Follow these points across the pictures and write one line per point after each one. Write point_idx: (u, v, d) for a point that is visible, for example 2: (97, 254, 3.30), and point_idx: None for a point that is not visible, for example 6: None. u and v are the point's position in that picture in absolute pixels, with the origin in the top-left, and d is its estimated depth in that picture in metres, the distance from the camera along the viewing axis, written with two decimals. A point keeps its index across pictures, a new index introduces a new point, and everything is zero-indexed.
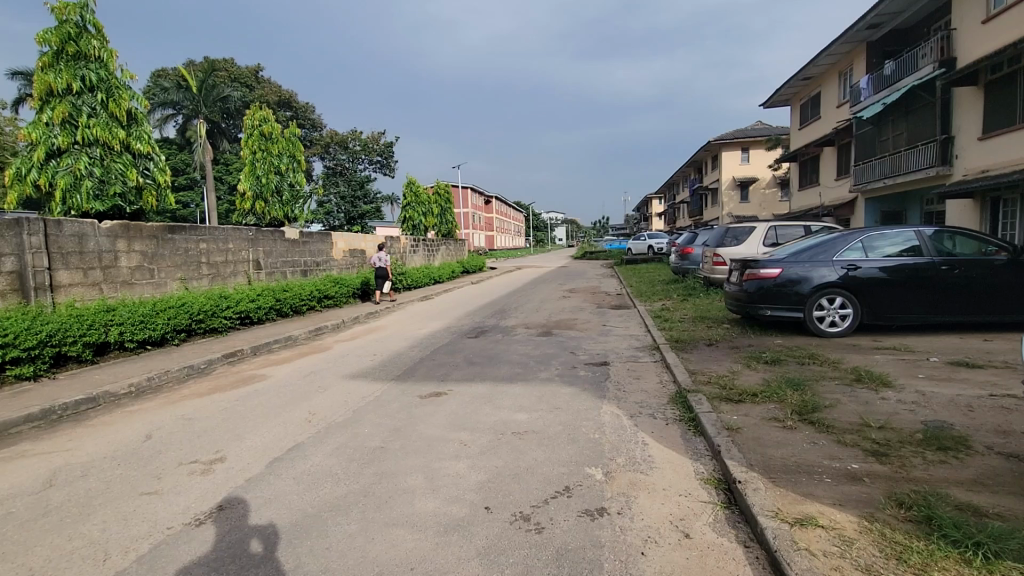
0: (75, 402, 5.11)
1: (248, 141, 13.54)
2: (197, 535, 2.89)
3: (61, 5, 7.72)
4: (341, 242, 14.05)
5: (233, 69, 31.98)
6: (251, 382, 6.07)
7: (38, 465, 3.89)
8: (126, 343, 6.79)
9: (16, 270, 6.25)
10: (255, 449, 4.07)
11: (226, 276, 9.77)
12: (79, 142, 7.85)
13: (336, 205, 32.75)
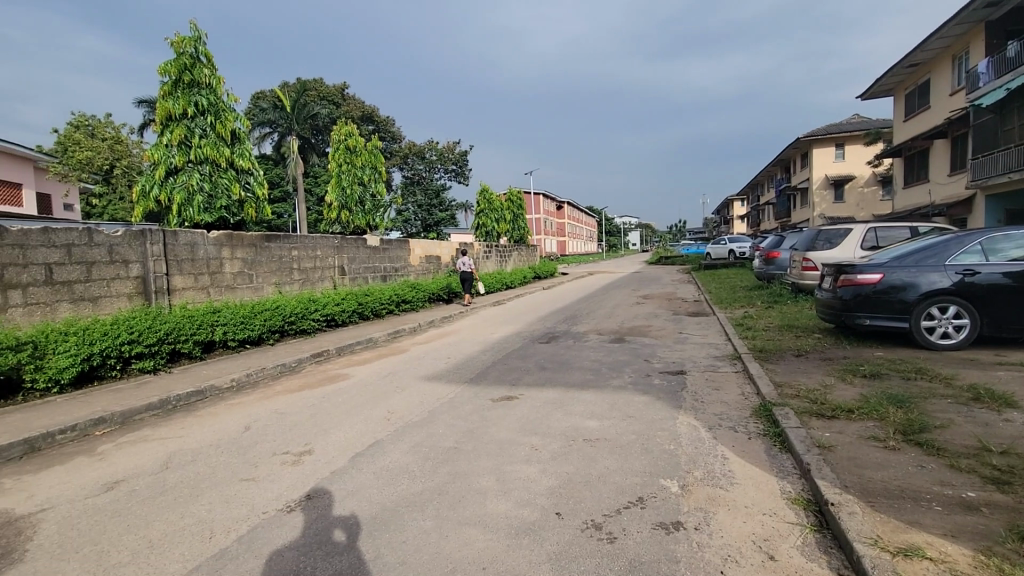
0: (186, 393, 5.71)
1: (335, 155, 14.72)
2: (287, 521, 3.12)
3: (179, 39, 8.67)
4: (418, 249, 14.65)
5: (322, 88, 34.30)
6: (336, 381, 6.47)
7: (157, 449, 4.38)
8: (229, 342, 7.47)
9: (141, 275, 7.08)
10: (340, 444, 4.33)
11: (315, 281, 10.49)
12: (192, 161, 8.79)
13: (413, 213, 34.12)
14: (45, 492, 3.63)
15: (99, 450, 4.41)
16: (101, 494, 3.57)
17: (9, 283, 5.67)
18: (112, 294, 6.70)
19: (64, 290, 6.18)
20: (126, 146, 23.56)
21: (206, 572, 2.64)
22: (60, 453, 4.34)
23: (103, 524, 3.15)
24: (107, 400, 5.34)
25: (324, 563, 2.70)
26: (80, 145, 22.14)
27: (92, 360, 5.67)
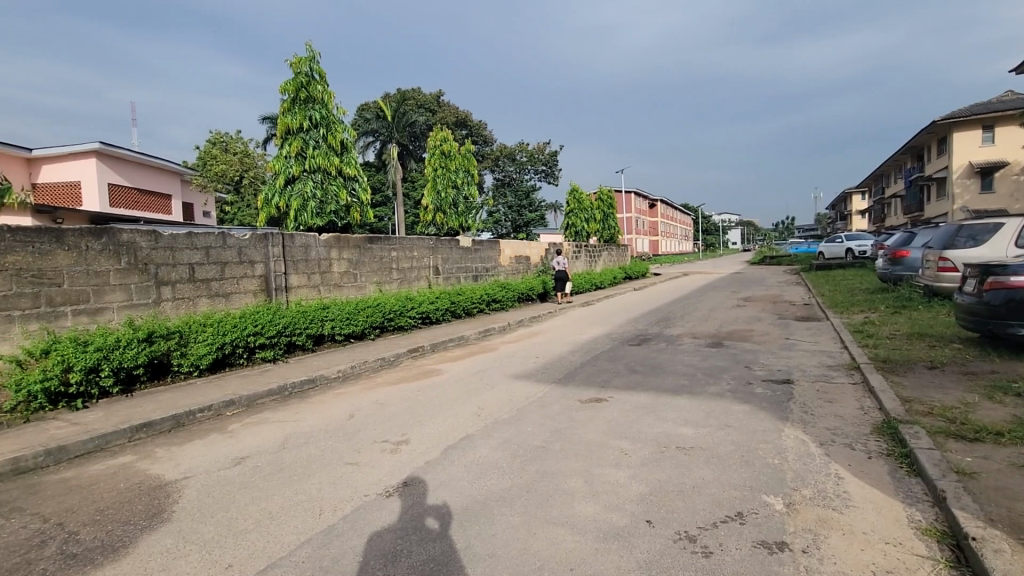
0: (300, 382, 6.28)
1: (431, 161, 15.33)
2: (386, 505, 3.32)
3: (296, 60, 9.54)
4: (508, 249, 14.92)
5: (419, 96, 36.03)
6: (430, 376, 6.77)
7: (276, 431, 4.87)
8: (336, 336, 8.11)
9: (264, 274, 7.90)
10: (434, 436, 4.53)
11: (412, 280, 11.07)
12: (307, 170, 9.65)
13: (504, 214, 34.73)
14: (188, 462, 4.18)
15: (229, 428, 4.99)
16: (231, 468, 4.04)
17: (162, 280, 6.58)
18: (241, 291, 7.54)
19: (204, 287, 7.06)
20: (251, 159, 26.66)
21: (315, 545, 2.88)
22: (200, 429, 4.96)
23: (232, 494, 3.56)
24: (236, 385, 6.02)
25: (419, 548, 2.84)
26: (217, 160, 25.35)
27: (224, 349, 6.43)
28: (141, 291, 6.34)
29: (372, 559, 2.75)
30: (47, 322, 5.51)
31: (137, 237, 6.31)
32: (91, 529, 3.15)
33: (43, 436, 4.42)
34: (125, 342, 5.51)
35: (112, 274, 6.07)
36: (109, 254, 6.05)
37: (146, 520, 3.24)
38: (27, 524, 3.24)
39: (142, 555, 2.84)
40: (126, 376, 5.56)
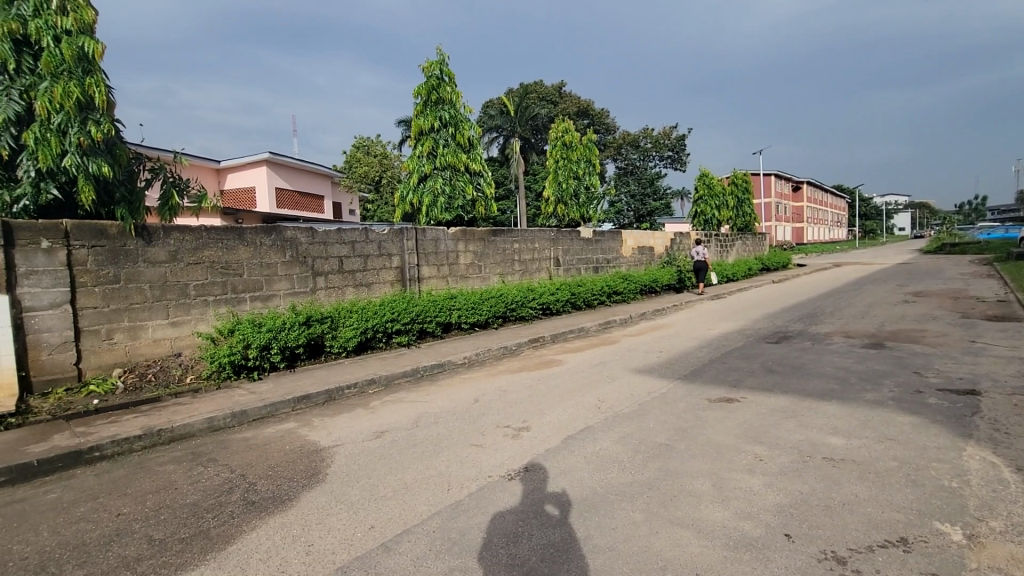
0: (431, 366, 6.75)
1: (553, 152, 15.44)
2: (508, 487, 3.45)
3: (428, 64, 10.17)
4: (630, 240, 14.45)
5: (541, 89, 36.38)
6: (550, 366, 6.86)
7: (410, 409, 5.29)
8: (463, 324, 8.56)
9: (400, 266, 8.61)
10: (554, 425, 4.58)
11: (533, 272, 11.28)
12: (437, 168, 10.26)
13: (626, 204, 33.70)
14: (338, 432, 4.72)
15: (371, 405, 5.53)
16: (373, 440, 4.48)
17: (317, 271, 7.47)
18: (380, 281, 8.30)
19: (350, 277, 7.89)
20: (389, 160, 28.69)
21: (444, 518, 3.09)
22: (348, 404, 5.58)
23: (373, 463, 3.96)
24: (377, 366, 6.65)
25: (539, 532, 2.90)
26: (360, 162, 27.67)
27: (367, 333, 7.13)
28: (302, 281, 7.28)
29: (495, 537, 2.87)
30: (232, 306, 6.56)
31: (298, 233, 7.21)
32: (265, 481, 3.71)
33: (230, 401, 5.29)
34: (289, 324, 6.37)
35: (279, 265, 7.03)
36: (276, 248, 7.00)
37: (306, 479, 3.73)
38: (219, 472, 3.91)
39: (303, 508, 3.28)
40: (290, 353, 6.43)
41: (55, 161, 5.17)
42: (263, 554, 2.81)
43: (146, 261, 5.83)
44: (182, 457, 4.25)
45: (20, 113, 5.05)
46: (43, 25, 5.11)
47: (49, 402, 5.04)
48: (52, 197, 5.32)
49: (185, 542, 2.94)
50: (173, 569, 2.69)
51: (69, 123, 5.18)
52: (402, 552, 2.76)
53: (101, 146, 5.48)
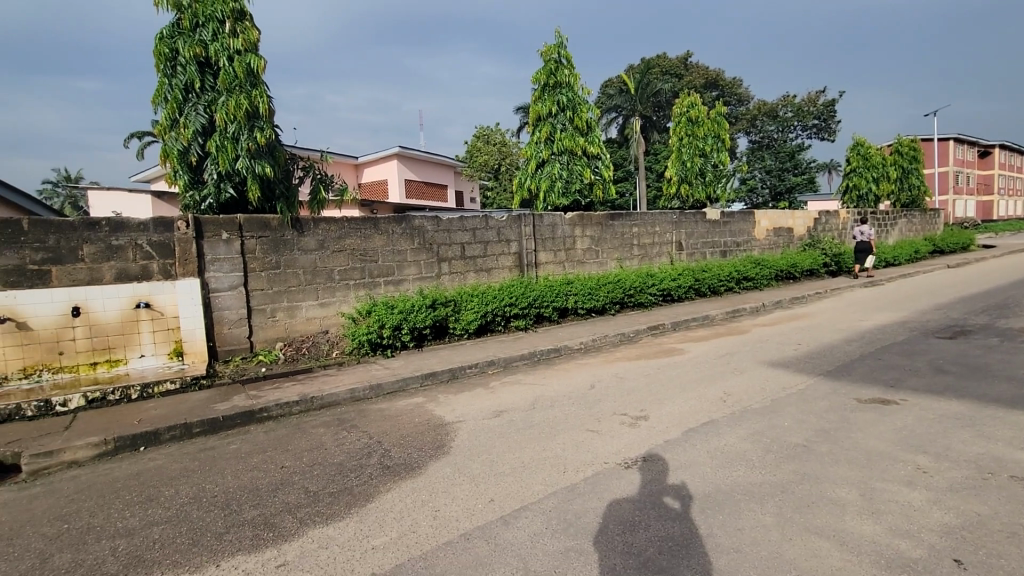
0: (547, 350, 6.83)
1: (676, 130, 14.58)
2: (625, 475, 3.39)
3: (546, 48, 10.13)
4: (764, 220, 13.19)
5: (665, 63, 34.52)
6: (671, 355, 6.56)
7: (527, 392, 5.42)
8: (579, 310, 8.53)
9: (518, 251, 8.78)
10: (675, 417, 4.38)
11: (653, 256, 10.84)
12: (555, 153, 10.24)
13: (761, 180, 30.70)
14: (460, 409, 5.01)
15: (490, 385, 5.77)
16: (492, 419, 4.67)
17: (442, 257, 7.91)
18: (499, 267, 8.55)
19: (471, 263, 8.24)
20: (508, 148, 29.14)
21: (560, 499, 3.13)
22: (469, 383, 5.88)
23: (493, 440, 4.13)
24: (496, 349, 6.89)
25: (657, 524, 2.81)
26: (480, 152, 28.30)
27: (487, 316, 7.42)
28: (428, 266, 7.77)
29: (611, 524, 2.83)
30: (369, 290, 7.22)
31: (425, 222, 7.68)
32: (398, 449, 4.06)
33: (368, 375, 5.86)
34: (418, 307, 6.85)
35: (409, 252, 7.57)
36: (406, 236, 7.53)
37: (433, 450, 4.02)
38: (359, 438, 4.36)
39: (430, 476, 3.54)
40: (418, 334, 6.92)
41: (230, 164, 6.10)
42: (396, 513, 3.08)
43: (300, 249, 6.64)
44: (330, 421, 4.81)
45: (205, 125, 6.02)
46: (219, 47, 5.99)
47: (229, 368, 6.02)
48: (229, 195, 6.28)
49: (333, 496, 3.34)
50: (323, 518, 3.07)
51: (239, 131, 6.05)
52: (520, 528, 2.85)
53: (265, 150, 6.33)
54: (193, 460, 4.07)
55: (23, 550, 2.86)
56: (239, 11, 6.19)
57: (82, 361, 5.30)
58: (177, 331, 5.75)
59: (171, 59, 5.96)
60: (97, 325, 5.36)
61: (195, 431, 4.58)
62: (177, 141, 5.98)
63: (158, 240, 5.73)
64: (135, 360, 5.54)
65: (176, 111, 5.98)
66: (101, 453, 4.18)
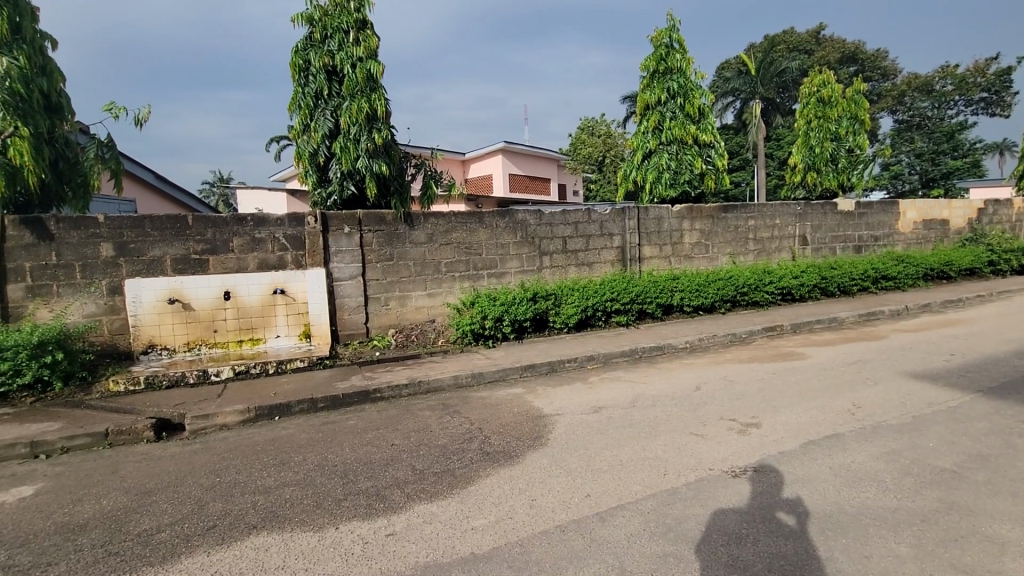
0: (650, 348, 6.61)
1: (803, 112, 12.98)
2: (732, 485, 3.17)
3: (657, 33, 9.70)
4: (910, 212, 11.55)
5: (792, 39, 31.71)
6: (790, 359, 6.01)
7: (628, 389, 5.28)
8: (686, 307, 8.12)
9: (621, 245, 8.56)
10: (792, 427, 4.02)
11: (771, 252, 10.00)
12: (663, 142, 9.79)
13: (908, 166, 26.07)
14: (559, 402, 5.02)
15: (590, 380, 5.72)
16: (590, 414, 4.62)
17: (544, 251, 7.95)
18: (601, 261, 8.41)
19: (573, 257, 8.19)
20: (614, 139, 27.79)
21: (661, 502, 3.01)
22: (569, 377, 5.88)
23: (591, 436, 4.08)
24: (596, 344, 6.80)
25: (768, 540, 2.60)
26: (585, 144, 27.67)
27: (587, 311, 7.34)
28: (530, 260, 7.85)
29: (715, 533, 2.67)
30: (473, 282, 7.48)
31: (528, 216, 7.76)
32: (497, 437, 4.17)
33: (470, 363, 6.09)
34: (519, 299, 6.95)
35: (511, 246, 7.70)
36: (509, 230, 7.67)
37: (531, 440, 4.08)
38: (462, 423, 4.55)
39: (528, 466, 3.60)
40: (519, 326, 7.04)
41: (352, 163, 6.63)
42: (495, 499, 3.17)
43: (411, 242, 7.04)
44: (435, 405, 5.07)
45: (332, 128, 6.59)
46: (345, 56, 6.51)
47: (348, 351, 6.58)
48: (351, 192, 6.83)
49: (436, 476, 3.52)
50: (428, 495, 3.25)
51: (360, 132, 6.54)
52: (617, 526, 2.79)
53: (382, 149, 6.79)
54: (317, 431, 4.51)
55: (185, 496, 3.37)
56: (362, 21, 6.66)
57: (231, 339, 6.11)
58: (306, 315, 6.39)
59: (305, 70, 6.57)
60: (243, 308, 6.13)
61: (320, 406, 5.07)
62: (309, 144, 6.61)
63: (292, 234, 6.41)
64: (272, 340, 6.26)
65: (308, 117, 6.60)
66: (244, 419, 4.79)
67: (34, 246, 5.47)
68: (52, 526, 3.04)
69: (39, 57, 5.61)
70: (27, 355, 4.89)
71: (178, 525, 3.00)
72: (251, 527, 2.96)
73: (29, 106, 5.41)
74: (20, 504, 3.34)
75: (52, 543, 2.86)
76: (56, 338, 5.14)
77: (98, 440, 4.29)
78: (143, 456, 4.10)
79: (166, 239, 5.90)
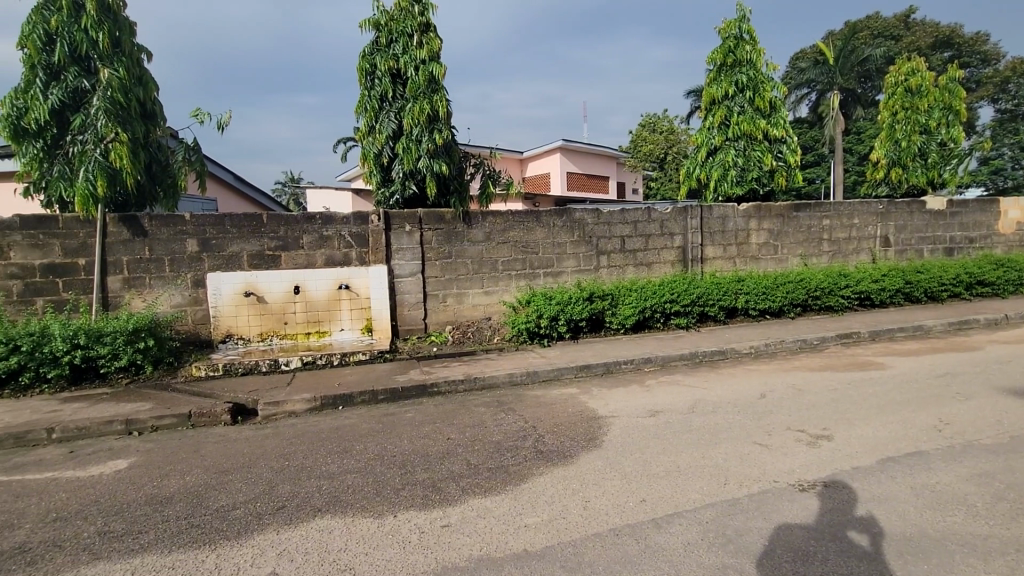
0: (711, 351, 6.37)
1: (888, 103, 12.02)
2: (799, 499, 3.00)
3: (725, 25, 9.32)
4: (1013, 210, 10.44)
5: (877, 25, 29.63)
6: (867, 370, 5.60)
7: (688, 394, 5.12)
8: (751, 310, 7.77)
9: (682, 245, 8.30)
10: (869, 441, 3.75)
11: (848, 254, 9.37)
12: (730, 138, 9.38)
13: (1011, 159, 22.98)
14: (615, 404, 4.94)
15: (646, 383, 5.58)
16: (647, 417, 4.51)
17: (601, 250, 7.84)
18: (661, 261, 8.19)
19: (631, 257, 8.03)
20: (676, 135, 26.93)
21: (720, 512, 2.90)
22: (625, 379, 5.76)
23: (648, 440, 3.99)
24: (654, 346, 6.64)
25: (839, 559, 2.44)
26: (646, 141, 26.86)
27: (645, 312, 7.18)
28: (587, 259, 7.77)
29: (780, 548, 2.54)
30: (529, 280, 7.49)
31: (586, 215, 7.68)
32: (552, 436, 4.17)
33: (525, 362, 6.11)
34: (575, 299, 6.90)
35: (568, 244, 7.65)
36: (567, 229, 7.62)
37: (586, 441, 4.04)
38: (516, 421, 4.58)
39: (582, 467, 3.57)
40: (574, 326, 6.98)
41: (414, 163, 6.82)
42: (548, 497, 3.17)
43: (469, 241, 7.15)
44: (490, 402, 5.13)
45: (395, 130, 6.79)
46: (409, 59, 6.69)
47: (408, 346, 6.78)
48: (412, 191, 7.01)
49: (490, 471, 3.56)
50: (482, 490, 3.30)
51: (422, 133, 6.71)
52: (674, 533, 2.72)
53: (442, 149, 6.93)
54: (377, 422, 4.68)
55: (257, 477, 3.60)
56: (425, 24, 6.82)
57: (299, 331, 6.46)
58: (368, 311, 6.65)
59: (371, 73, 6.81)
60: (311, 302, 6.45)
61: (380, 398, 5.26)
62: (373, 145, 6.85)
63: (357, 232, 6.68)
64: (337, 333, 6.56)
65: (373, 119, 6.84)
66: (311, 407, 5.05)
67: (130, 242, 6.00)
68: (143, 497, 3.33)
69: (136, 68, 6.17)
70: (124, 340, 5.39)
71: (251, 504, 3.21)
72: (316, 510, 3.11)
73: (128, 113, 5.96)
74: (117, 475, 3.69)
75: (142, 513, 3.13)
76: (148, 326, 5.63)
77: (183, 421, 4.66)
78: (221, 438, 4.41)
79: (243, 236, 6.30)
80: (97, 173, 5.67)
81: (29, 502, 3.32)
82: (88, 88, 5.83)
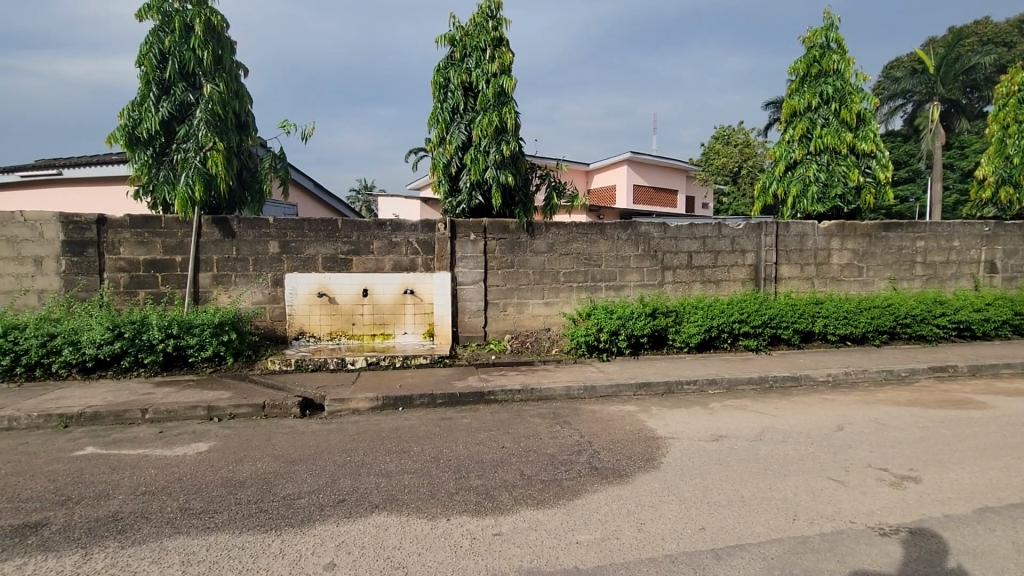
0: (783, 377, 6.00)
1: (997, 115, 10.84)
2: (878, 544, 2.75)
3: (811, 34, 8.86)
4: None
5: (988, 30, 27.15)
6: (965, 408, 5.06)
7: (755, 420, 4.84)
8: (829, 336, 7.26)
9: (754, 264, 7.92)
10: (965, 487, 3.38)
11: (945, 279, 8.55)
12: (812, 152, 8.87)
13: None
14: (676, 425, 4.76)
15: (710, 405, 5.33)
16: (709, 442, 4.31)
17: (667, 265, 7.62)
18: (730, 279, 7.85)
19: (699, 273, 7.75)
20: (752, 148, 25.81)
21: (788, 549, 2.71)
22: (687, 400, 5.54)
23: (710, 466, 3.80)
24: (720, 367, 6.35)
25: None
26: (718, 154, 26.02)
27: (712, 331, 6.89)
28: (651, 274, 7.58)
29: None
30: (591, 293, 7.41)
31: (651, 228, 7.52)
32: (608, 453, 4.08)
33: (583, 375, 6.03)
34: (637, 314, 6.73)
35: (632, 258, 7.51)
36: (632, 242, 7.48)
37: (643, 461, 3.92)
38: (572, 434, 4.51)
39: (638, 487, 3.47)
40: (636, 341, 6.82)
41: (481, 173, 6.96)
42: (602, 516, 3.09)
43: (532, 251, 7.18)
44: (546, 414, 5.10)
45: (465, 141, 6.98)
46: (480, 72, 6.85)
47: (467, 352, 6.89)
48: (478, 201, 7.16)
49: (544, 484, 3.53)
50: (534, 502, 3.27)
51: (490, 145, 6.84)
52: (734, 567, 2.57)
53: (509, 160, 7.03)
54: (434, 426, 4.77)
55: (321, 469, 3.77)
56: (498, 39, 6.97)
57: (366, 332, 6.74)
58: (430, 316, 6.84)
59: (444, 87, 7.06)
60: (378, 304, 6.72)
61: (438, 402, 5.37)
62: (443, 156, 7.08)
63: (424, 239, 6.90)
64: (400, 336, 6.79)
65: (445, 130, 7.07)
66: (373, 407, 5.23)
67: (221, 242, 6.51)
68: (219, 479, 3.58)
69: (234, 83, 6.73)
70: (210, 333, 5.86)
71: (314, 495, 3.36)
72: (374, 506, 3.21)
73: (225, 124, 6.53)
74: (198, 457, 3.99)
75: (219, 494, 3.36)
76: (232, 320, 6.08)
77: (257, 411, 4.97)
78: (290, 429, 4.67)
79: (319, 240, 6.67)
80: (195, 179, 6.23)
81: (123, 474, 3.67)
82: (192, 101, 6.43)
